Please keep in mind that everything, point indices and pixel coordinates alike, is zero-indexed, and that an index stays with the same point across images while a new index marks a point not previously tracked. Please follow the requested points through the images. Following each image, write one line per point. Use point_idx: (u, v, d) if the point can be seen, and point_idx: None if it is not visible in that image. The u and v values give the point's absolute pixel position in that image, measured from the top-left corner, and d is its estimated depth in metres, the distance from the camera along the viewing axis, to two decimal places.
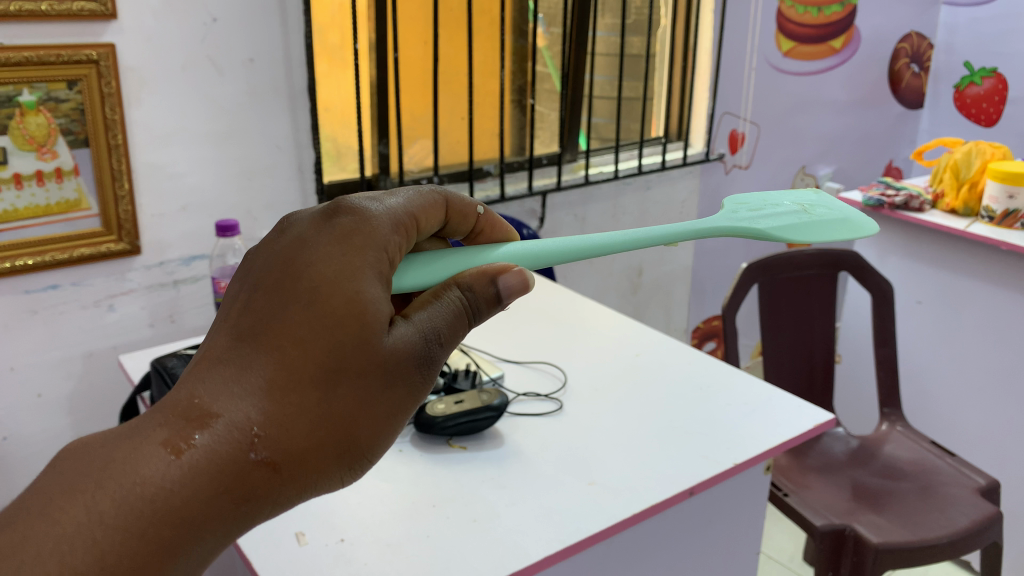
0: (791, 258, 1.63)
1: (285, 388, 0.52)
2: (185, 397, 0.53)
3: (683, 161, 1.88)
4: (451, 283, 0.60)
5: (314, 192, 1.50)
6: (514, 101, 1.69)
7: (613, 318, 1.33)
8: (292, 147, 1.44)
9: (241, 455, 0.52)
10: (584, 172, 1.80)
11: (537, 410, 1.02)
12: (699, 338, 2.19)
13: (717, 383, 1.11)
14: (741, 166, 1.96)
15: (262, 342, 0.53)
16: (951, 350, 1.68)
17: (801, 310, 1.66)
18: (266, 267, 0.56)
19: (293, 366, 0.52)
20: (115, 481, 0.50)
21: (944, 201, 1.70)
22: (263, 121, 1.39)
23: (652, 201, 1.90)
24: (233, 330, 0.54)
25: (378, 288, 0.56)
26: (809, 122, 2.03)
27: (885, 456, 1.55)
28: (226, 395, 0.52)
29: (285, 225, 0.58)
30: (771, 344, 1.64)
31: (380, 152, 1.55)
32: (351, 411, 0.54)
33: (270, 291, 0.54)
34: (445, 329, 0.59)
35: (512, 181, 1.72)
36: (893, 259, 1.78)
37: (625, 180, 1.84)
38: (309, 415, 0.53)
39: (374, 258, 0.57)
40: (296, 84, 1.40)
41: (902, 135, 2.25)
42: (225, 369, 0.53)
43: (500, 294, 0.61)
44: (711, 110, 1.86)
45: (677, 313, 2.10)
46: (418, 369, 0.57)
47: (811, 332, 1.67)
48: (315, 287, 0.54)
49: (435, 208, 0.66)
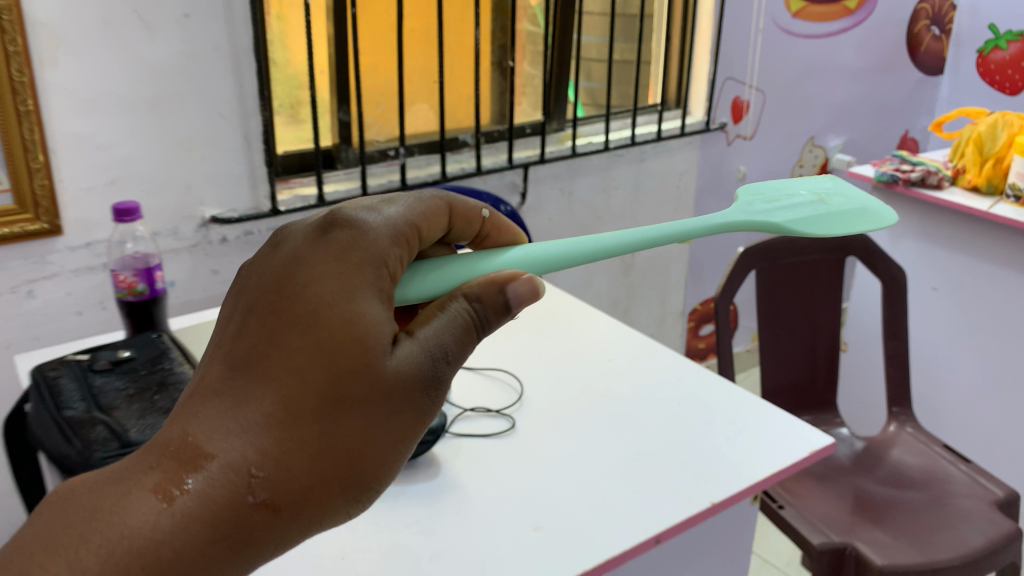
0: (793, 241, 1.48)
1: (283, 420, 0.49)
2: (176, 436, 0.50)
3: (681, 130, 1.70)
4: (456, 294, 0.56)
5: (262, 163, 1.36)
6: (494, 63, 1.53)
7: (598, 320, 1.18)
8: (236, 114, 1.30)
9: (237, 497, 0.48)
10: (571, 143, 1.63)
11: (485, 430, 0.89)
12: (696, 321, 2.04)
13: (711, 399, 0.96)
14: (744, 136, 1.80)
15: (257, 371, 0.50)
16: (968, 343, 1.54)
17: (804, 297, 1.51)
18: (259, 288, 0.53)
19: (292, 397, 0.49)
20: (102, 532, 0.47)
21: (965, 178, 1.53)
22: (203, 85, 1.25)
23: (647, 174, 1.73)
24: (227, 359, 0.51)
25: (381, 305, 0.53)
26: (821, 89, 1.86)
27: (892, 461, 1.42)
28: (218, 433, 0.49)
29: (280, 239, 0.56)
30: (769, 337, 1.49)
31: (340, 120, 1.45)
32: (357, 443, 0.51)
33: (265, 313, 0.52)
34: (453, 345, 0.54)
35: (490, 153, 1.57)
36: (906, 242, 1.63)
37: (617, 151, 1.67)
38: (311, 450, 0.49)
39: (373, 273, 0.53)
40: (240, 43, 1.26)
41: (917, 106, 2.07)
42: (217, 403, 0.50)
43: (510, 301, 0.57)
44: (713, 75, 1.67)
45: (672, 295, 1.94)
46: (426, 391, 0.53)
47: (815, 325, 1.53)
48: (312, 308, 0.51)
49: (439, 214, 0.65)
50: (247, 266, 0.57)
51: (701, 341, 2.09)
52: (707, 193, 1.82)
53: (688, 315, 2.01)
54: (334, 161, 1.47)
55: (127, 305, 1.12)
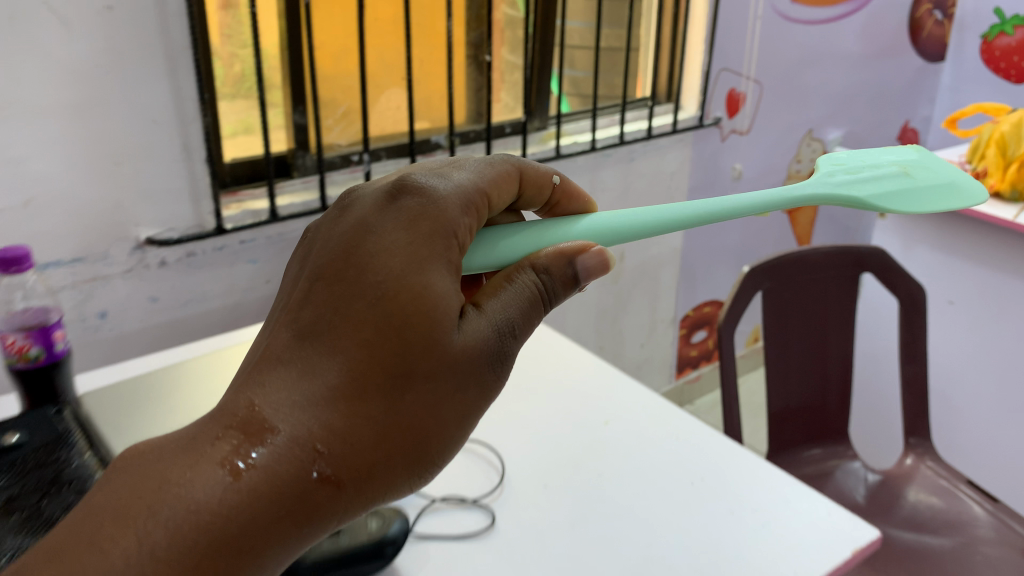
0: (804, 257, 1.29)
1: (352, 393, 0.52)
2: (248, 404, 0.52)
3: (673, 128, 1.55)
4: (526, 265, 0.59)
5: (205, 176, 1.17)
6: (469, 57, 1.35)
7: (587, 393, 1.02)
8: (173, 121, 1.10)
9: (304, 471, 0.50)
10: (554, 143, 1.46)
11: (461, 529, 0.79)
12: (688, 327, 1.89)
13: (729, 476, 0.86)
14: (740, 131, 1.66)
15: (329, 340, 0.52)
16: (992, 364, 1.40)
17: (815, 318, 1.32)
18: (327, 256, 0.55)
19: (363, 370, 0.52)
20: (168, 506, 0.49)
21: (988, 181, 1.41)
22: (132, 89, 1.06)
23: (637, 173, 1.57)
24: (300, 327, 0.53)
25: (447, 278, 0.55)
26: (820, 79, 1.73)
27: (908, 501, 1.24)
28: (289, 404, 0.51)
29: (348, 205, 0.58)
30: (777, 368, 1.29)
31: (296, 122, 1.26)
32: (419, 417, 0.53)
33: (334, 282, 0.54)
34: (518, 319, 0.58)
35: (466, 156, 1.40)
36: (920, 249, 1.51)
37: (605, 151, 1.50)
38: (377, 425, 0.52)
39: (442, 247, 0.55)
40: (175, 41, 1.06)
41: (917, 93, 1.98)
42: (289, 372, 0.52)
43: (577, 275, 0.60)
44: (707, 67, 1.53)
45: (663, 301, 1.79)
46: (489, 365, 0.56)
47: (824, 359, 1.33)
48: (380, 283, 0.53)
49: (510, 179, 0.64)
50: (315, 229, 0.59)
51: (693, 348, 1.95)
52: (698, 193, 1.67)
53: (679, 322, 1.86)
54: (290, 169, 1.29)
55: (19, 372, 0.93)
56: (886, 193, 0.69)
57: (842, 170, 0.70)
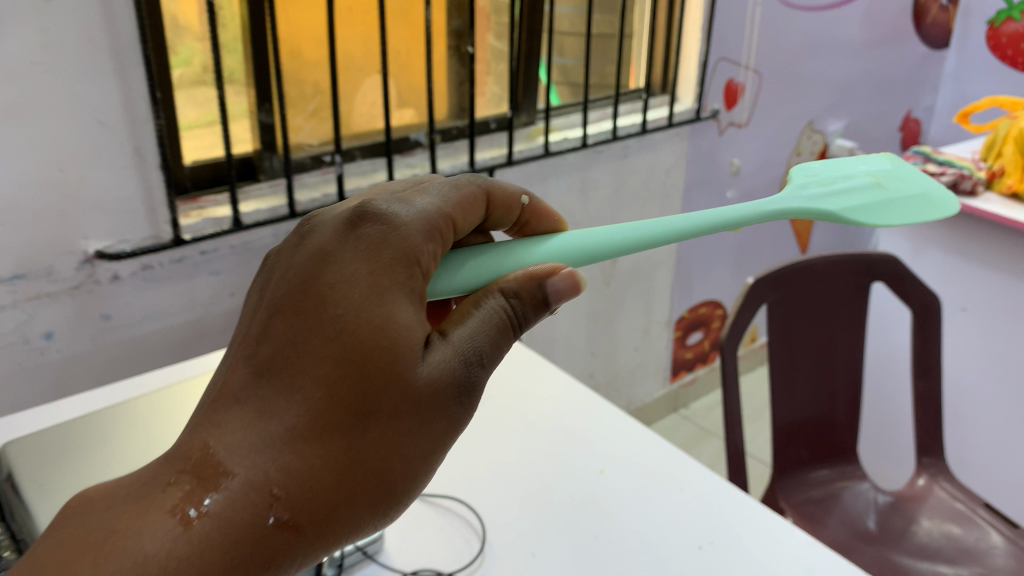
0: (810, 266, 1.16)
1: (310, 434, 0.50)
2: (203, 447, 0.51)
3: (669, 121, 1.47)
4: (494, 290, 0.56)
5: (161, 183, 1.05)
6: (450, 48, 1.25)
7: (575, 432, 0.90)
8: (123, 123, 0.99)
9: (260, 516, 0.49)
10: (543, 139, 1.37)
11: None
12: (684, 329, 1.81)
13: (745, 533, 0.77)
14: (738, 124, 1.59)
15: (285, 380, 0.51)
16: (1008, 376, 1.32)
17: (822, 332, 1.19)
18: (283, 288, 0.53)
19: (320, 411, 0.50)
20: (114, 559, 0.48)
21: (1005, 182, 1.33)
22: (74, 89, 0.94)
23: (630, 170, 1.49)
24: (254, 365, 0.51)
25: (410, 309, 0.53)
26: (821, 68, 1.67)
27: (923, 526, 1.11)
28: (244, 448, 0.49)
29: (306, 232, 0.55)
30: (782, 386, 1.17)
31: (261, 122, 1.15)
32: (380, 455, 0.51)
33: (289, 317, 0.52)
34: (488, 347, 0.55)
35: (447, 154, 1.29)
36: (930, 253, 1.42)
37: (597, 148, 1.42)
38: (336, 465, 0.50)
39: (405, 275, 0.53)
40: (123, 34, 0.95)
41: (920, 82, 1.93)
42: (244, 413, 0.50)
43: (547, 297, 0.57)
44: (704, 58, 1.44)
45: (658, 303, 1.70)
46: (456, 397, 0.54)
47: (831, 375, 1.20)
48: (337, 318, 0.51)
49: (477, 202, 0.61)
50: (271, 257, 0.56)
51: (689, 350, 1.86)
52: (695, 190, 1.61)
53: (675, 324, 1.77)
54: (258, 171, 1.19)
55: None
56: (858, 207, 0.68)
57: (816, 183, 0.70)
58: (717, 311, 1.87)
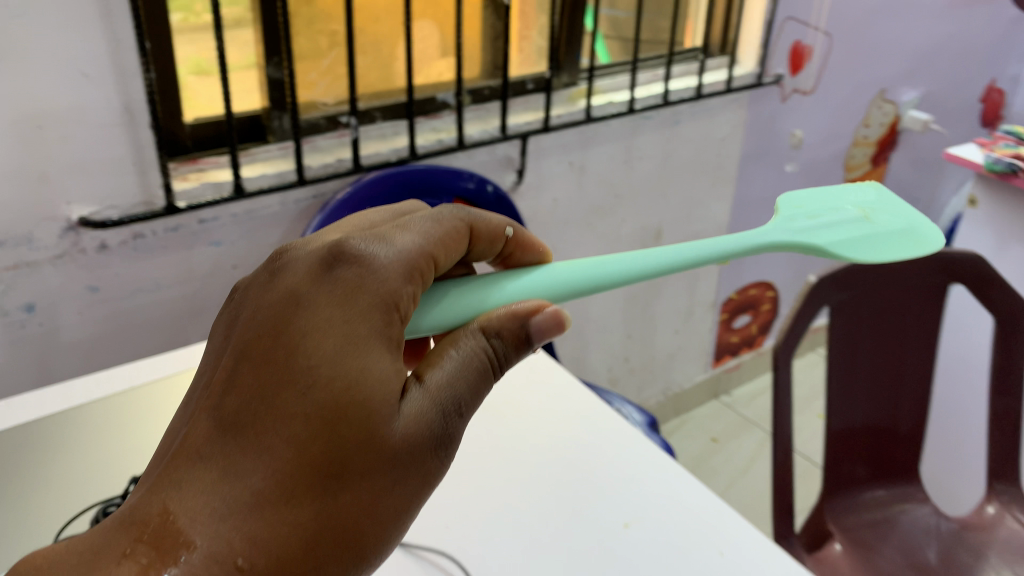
0: (882, 263, 1.02)
1: (280, 499, 0.40)
2: (155, 511, 0.41)
3: (727, 86, 1.32)
4: (475, 328, 0.47)
5: (153, 142, 0.94)
6: None
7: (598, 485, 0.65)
8: (110, 74, 0.87)
9: None
10: (585, 103, 1.23)
11: None
12: (730, 312, 1.69)
13: None
14: (803, 91, 1.45)
15: (254, 433, 0.41)
16: None
17: (891, 338, 1.05)
18: (249, 329, 0.44)
19: (292, 474, 0.41)
20: None
21: None
22: (52, 32, 0.82)
23: (680, 140, 1.35)
24: (218, 414, 0.42)
25: (389, 357, 0.44)
26: (899, 31, 1.52)
27: (995, 565, 0.98)
28: (203, 513, 0.40)
29: (278, 262, 0.46)
30: (843, 395, 1.03)
31: (270, 77, 1.03)
32: (360, 521, 0.42)
33: (259, 359, 0.42)
34: (465, 396, 0.46)
35: (476, 118, 1.16)
36: (1015, 248, 1.27)
37: (645, 113, 1.28)
38: (311, 535, 0.41)
39: (381, 321, 0.44)
40: None
41: (1007, 50, 1.76)
42: (206, 473, 0.41)
43: (530, 336, 0.48)
44: (770, 14, 1.31)
45: (704, 283, 1.59)
46: (437, 454, 0.44)
47: (896, 387, 1.07)
48: (309, 366, 0.42)
49: (459, 237, 0.52)
50: (236, 291, 0.47)
51: (734, 334, 1.74)
52: (752, 161, 1.47)
53: (719, 307, 1.66)
54: (265, 132, 1.06)
55: None
56: (840, 241, 0.66)
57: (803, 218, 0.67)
58: (768, 293, 1.74)
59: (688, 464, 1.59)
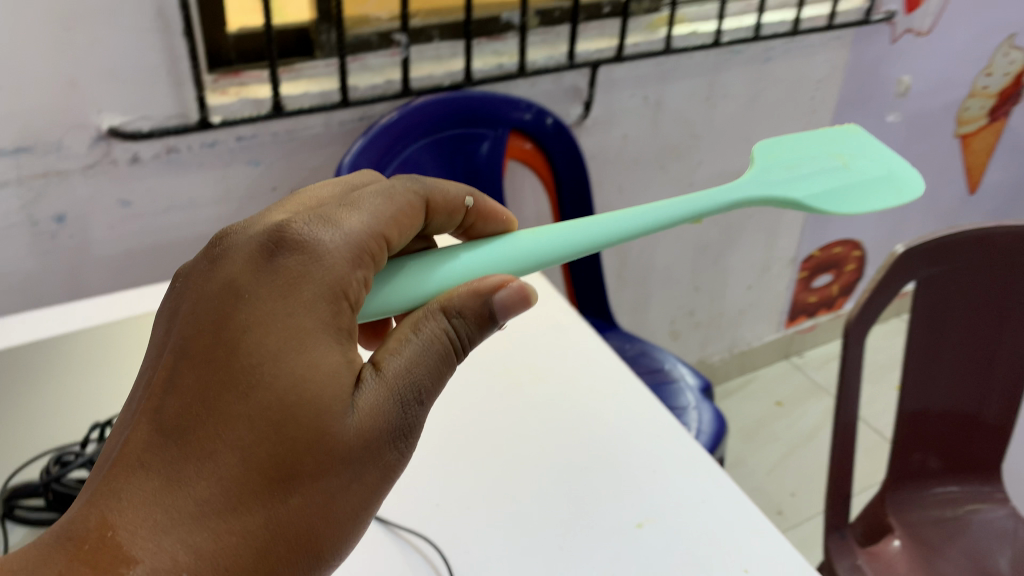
0: (985, 236, 0.89)
1: (230, 505, 0.38)
2: (94, 526, 0.37)
3: (830, 22, 1.18)
4: (436, 309, 0.44)
5: (187, 52, 0.88)
6: None
7: (619, 483, 0.56)
8: None
9: None
10: (666, 32, 1.11)
11: None
12: (809, 270, 1.57)
13: None
14: (917, 32, 1.28)
15: (197, 438, 0.38)
16: None
17: (987, 321, 0.92)
18: (191, 327, 0.41)
19: (239, 481, 0.38)
20: None
21: None
22: None
23: (770, 79, 1.22)
24: (159, 419, 0.39)
25: (340, 349, 0.41)
26: None
27: None
28: (148, 527, 0.37)
29: (219, 256, 0.43)
30: (921, 381, 0.91)
31: None
32: (318, 525, 0.40)
33: (200, 362, 0.40)
34: (426, 381, 0.43)
35: (541, 43, 1.06)
36: None
37: (733, 48, 1.15)
38: (263, 540, 0.38)
39: (328, 312, 0.41)
40: None
41: None
42: (148, 482, 0.38)
43: (494, 314, 0.45)
44: None
45: (784, 238, 1.47)
46: (393, 445, 0.42)
47: (987, 377, 0.94)
48: (252, 365, 0.39)
49: (415, 212, 0.50)
50: (177, 288, 0.44)
51: (812, 294, 1.63)
52: (850, 108, 1.33)
53: (798, 264, 1.54)
54: (312, 46, 0.99)
55: None
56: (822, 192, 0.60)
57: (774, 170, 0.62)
58: (854, 253, 1.61)
59: (746, 426, 1.50)
